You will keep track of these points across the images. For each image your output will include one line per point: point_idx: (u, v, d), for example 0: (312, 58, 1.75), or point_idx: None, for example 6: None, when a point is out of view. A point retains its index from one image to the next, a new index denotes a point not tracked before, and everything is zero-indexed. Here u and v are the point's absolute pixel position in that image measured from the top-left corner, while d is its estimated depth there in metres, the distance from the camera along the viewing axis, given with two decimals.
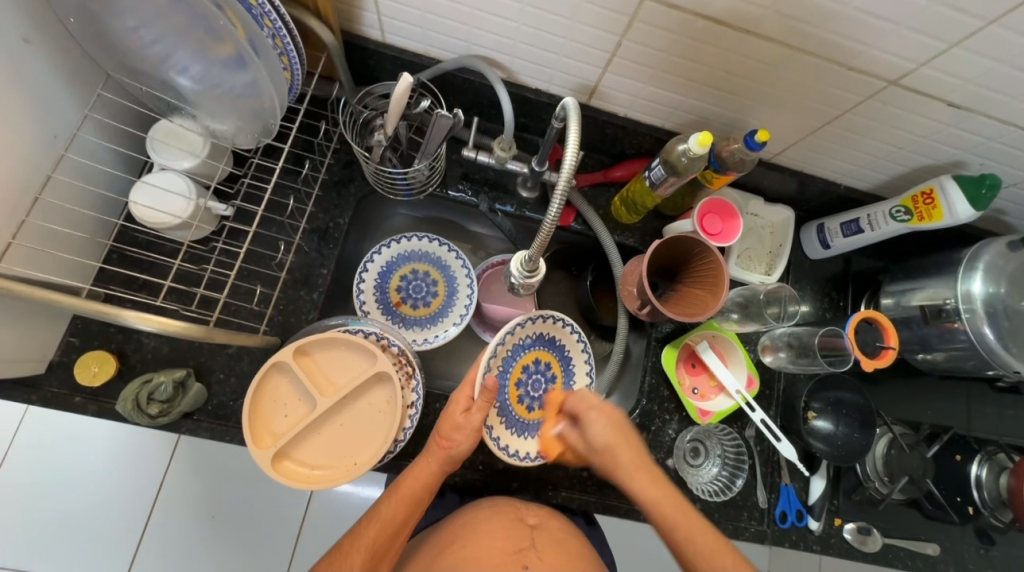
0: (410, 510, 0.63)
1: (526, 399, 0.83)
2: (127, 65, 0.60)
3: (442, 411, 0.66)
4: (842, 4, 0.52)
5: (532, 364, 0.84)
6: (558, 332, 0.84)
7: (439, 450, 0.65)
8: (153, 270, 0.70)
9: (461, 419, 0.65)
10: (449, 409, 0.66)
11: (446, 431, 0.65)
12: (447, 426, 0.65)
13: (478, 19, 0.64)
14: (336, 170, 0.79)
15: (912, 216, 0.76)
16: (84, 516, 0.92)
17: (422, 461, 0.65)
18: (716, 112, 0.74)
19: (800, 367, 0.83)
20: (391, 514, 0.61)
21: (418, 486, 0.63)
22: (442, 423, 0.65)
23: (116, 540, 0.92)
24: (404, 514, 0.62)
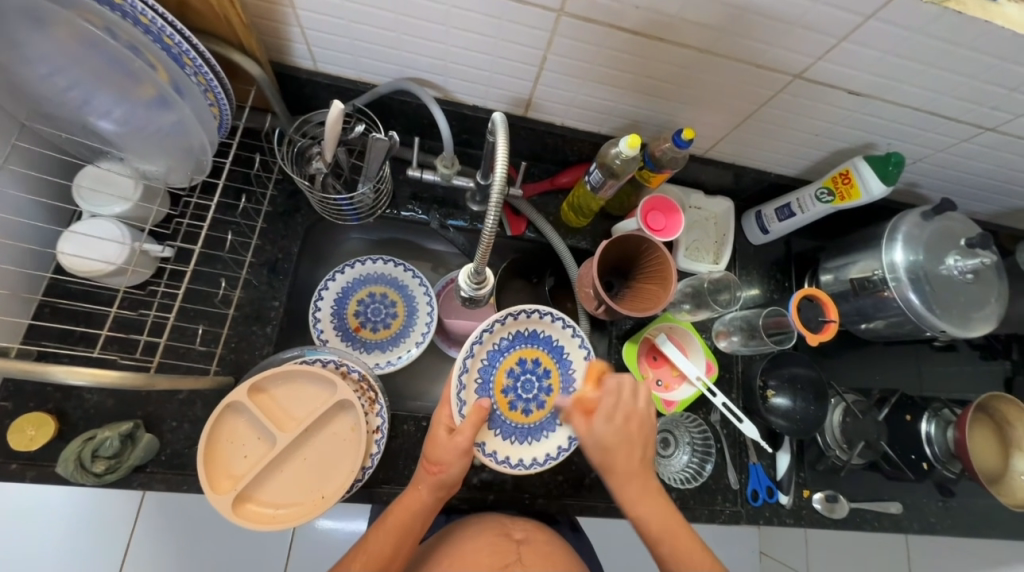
0: (397, 539, 0.61)
1: (519, 403, 0.79)
2: (44, 112, 0.58)
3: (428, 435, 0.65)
4: (740, 9, 0.56)
5: (519, 366, 0.80)
6: (541, 324, 0.81)
7: (427, 476, 0.63)
8: (91, 321, 0.68)
9: (445, 440, 0.63)
10: (433, 432, 0.65)
11: (433, 453, 0.63)
12: (433, 449, 0.63)
13: (406, 43, 0.66)
14: (281, 200, 0.79)
15: (835, 196, 0.81)
16: None
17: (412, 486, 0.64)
18: (646, 115, 0.77)
19: (753, 349, 0.87)
20: (378, 543, 0.61)
21: (408, 513, 0.62)
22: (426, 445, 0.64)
23: None
24: (392, 546, 0.60)
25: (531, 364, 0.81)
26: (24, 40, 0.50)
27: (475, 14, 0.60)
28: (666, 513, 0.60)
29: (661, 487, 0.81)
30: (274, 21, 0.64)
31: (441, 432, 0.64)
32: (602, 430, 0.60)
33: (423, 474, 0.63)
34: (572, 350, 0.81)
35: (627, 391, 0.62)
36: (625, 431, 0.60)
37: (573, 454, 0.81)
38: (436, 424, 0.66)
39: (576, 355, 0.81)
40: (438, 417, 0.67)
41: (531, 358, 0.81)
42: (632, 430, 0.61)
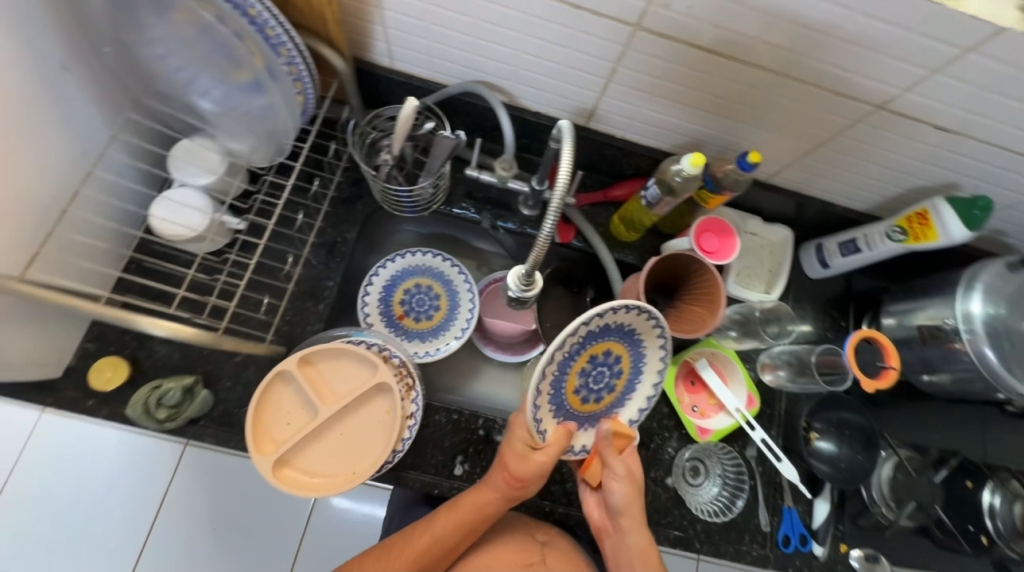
0: (460, 530, 0.63)
1: (587, 395, 0.68)
2: (155, 89, 0.64)
3: (504, 446, 0.62)
4: (825, 33, 0.54)
5: (590, 360, 0.66)
6: (627, 318, 0.63)
7: (506, 485, 0.63)
8: (169, 280, 0.74)
9: (529, 459, 0.61)
10: (511, 448, 0.61)
11: (515, 470, 0.61)
12: (514, 465, 0.61)
13: (481, 47, 0.68)
14: (346, 187, 0.83)
15: (907, 236, 0.76)
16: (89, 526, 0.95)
17: (483, 490, 0.64)
18: (710, 135, 0.76)
19: (801, 387, 0.83)
20: (441, 531, 0.63)
21: (478, 509, 0.63)
22: (507, 459, 0.62)
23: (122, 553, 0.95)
24: (457, 538, 0.63)
25: (603, 356, 0.66)
26: (148, 24, 0.56)
27: (551, 24, 0.62)
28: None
29: (685, 516, 0.78)
30: (362, 20, 0.68)
31: (523, 448, 0.61)
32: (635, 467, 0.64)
33: (500, 484, 0.63)
34: (652, 341, 0.68)
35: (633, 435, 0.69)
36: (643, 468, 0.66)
37: None
38: (517, 440, 0.61)
39: (653, 345, 0.68)
40: (517, 432, 0.62)
41: (604, 350, 0.66)
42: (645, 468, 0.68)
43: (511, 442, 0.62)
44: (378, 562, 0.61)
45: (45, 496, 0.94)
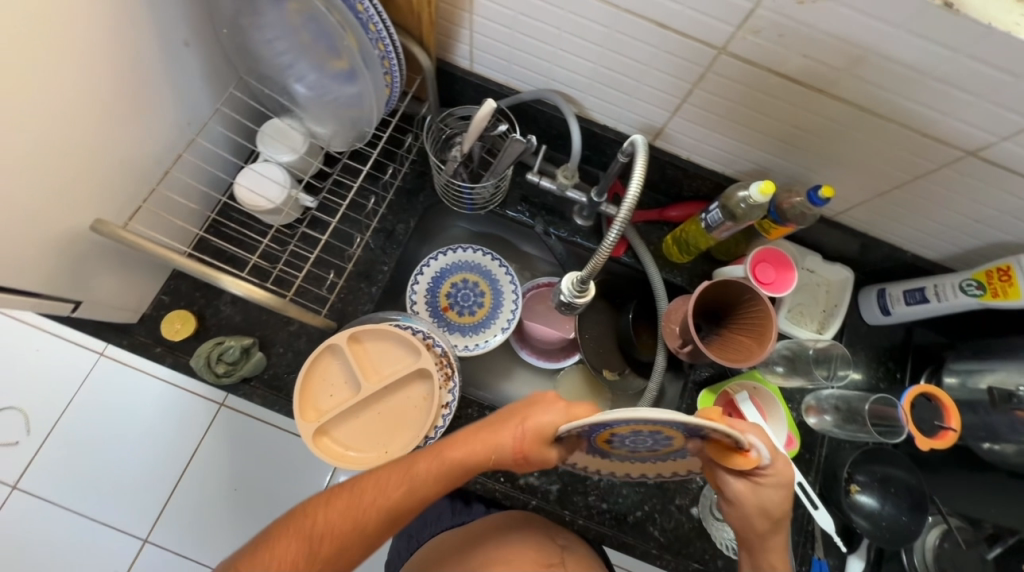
0: (444, 484, 0.53)
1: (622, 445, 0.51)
2: (257, 70, 0.70)
3: (523, 410, 0.53)
4: (920, 73, 0.53)
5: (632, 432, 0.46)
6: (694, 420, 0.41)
7: (506, 450, 0.52)
8: (242, 246, 0.79)
9: (539, 439, 0.51)
10: (525, 423, 0.51)
11: (530, 445, 0.51)
12: (531, 439, 0.51)
13: (560, 58, 0.70)
14: (411, 178, 0.86)
15: (984, 292, 0.72)
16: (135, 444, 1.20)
17: (482, 450, 0.53)
18: (780, 165, 0.75)
19: (847, 433, 0.79)
20: (423, 483, 0.52)
21: (466, 464, 0.53)
22: (527, 430, 0.51)
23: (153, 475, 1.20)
24: (433, 489, 0.53)
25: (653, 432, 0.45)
26: (264, 11, 0.61)
27: (634, 41, 0.63)
28: None
29: (706, 549, 0.78)
30: (451, 23, 0.71)
31: (549, 424, 0.51)
32: (767, 497, 0.55)
33: (505, 449, 0.52)
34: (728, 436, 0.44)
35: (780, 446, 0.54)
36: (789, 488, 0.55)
37: (622, 487, 0.79)
38: (551, 416, 0.51)
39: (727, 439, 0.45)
40: (551, 407, 0.52)
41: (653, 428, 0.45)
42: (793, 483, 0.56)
43: (540, 413, 0.51)
44: (349, 500, 0.52)
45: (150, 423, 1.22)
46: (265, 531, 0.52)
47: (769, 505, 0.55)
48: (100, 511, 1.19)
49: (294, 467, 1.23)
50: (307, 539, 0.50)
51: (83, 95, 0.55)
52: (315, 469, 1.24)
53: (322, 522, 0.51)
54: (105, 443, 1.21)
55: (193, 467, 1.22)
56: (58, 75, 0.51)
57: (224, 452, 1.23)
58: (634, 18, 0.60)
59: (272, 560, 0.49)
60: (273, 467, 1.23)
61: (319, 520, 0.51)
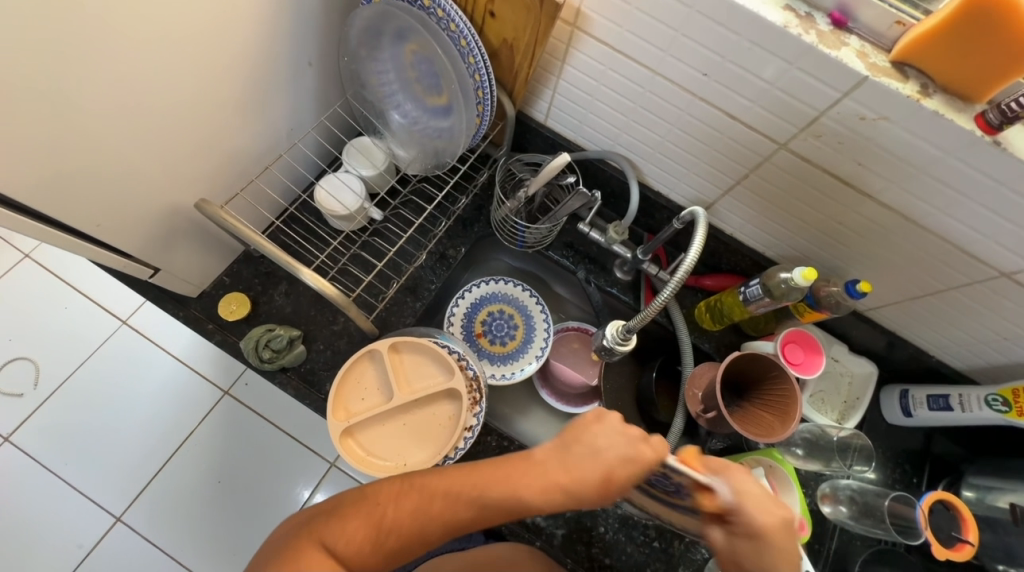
0: (515, 513, 0.54)
1: (630, 476, 0.57)
2: (362, 94, 0.78)
3: (613, 446, 0.53)
4: (963, 196, 0.58)
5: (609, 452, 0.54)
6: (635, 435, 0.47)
7: (591, 484, 0.52)
8: (307, 244, 0.84)
9: (621, 474, 0.52)
10: (612, 458, 0.53)
11: (610, 480, 0.52)
12: (618, 476, 0.52)
13: (631, 128, 0.78)
14: (470, 208, 0.92)
15: (1009, 409, 0.73)
16: (143, 414, 1.23)
17: (558, 483, 0.53)
18: (819, 255, 0.80)
19: (861, 527, 0.78)
20: (493, 509, 0.54)
21: (551, 492, 0.53)
22: (609, 461, 0.53)
23: (151, 448, 1.21)
24: (507, 512, 0.54)
25: (621, 453, 0.53)
26: (386, 48, 0.71)
27: (702, 125, 0.70)
28: None
29: None
30: (539, 82, 0.80)
31: (625, 455, 0.52)
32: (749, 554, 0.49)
33: (583, 481, 0.53)
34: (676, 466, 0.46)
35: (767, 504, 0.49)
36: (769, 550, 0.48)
37: (626, 545, 0.78)
38: (631, 453, 0.52)
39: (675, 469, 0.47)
40: (630, 439, 0.53)
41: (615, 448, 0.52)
42: (782, 552, 0.48)
43: (624, 447, 0.53)
44: (420, 503, 0.54)
45: (161, 396, 1.25)
46: (332, 500, 0.55)
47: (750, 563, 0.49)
48: (89, 475, 1.19)
49: (288, 467, 1.22)
50: (376, 530, 0.52)
51: (217, 90, 0.62)
52: (308, 473, 1.23)
53: (393, 515, 0.53)
54: (108, 410, 1.23)
55: (185, 450, 1.22)
56: (206, 74, 0.59)
57: (221, 439, 1.23)
58: (707, 106, 0.67)
59: (341, 538, 0.51)
60: (267, 463, 1.22)
61: (387, 514, 0.53)
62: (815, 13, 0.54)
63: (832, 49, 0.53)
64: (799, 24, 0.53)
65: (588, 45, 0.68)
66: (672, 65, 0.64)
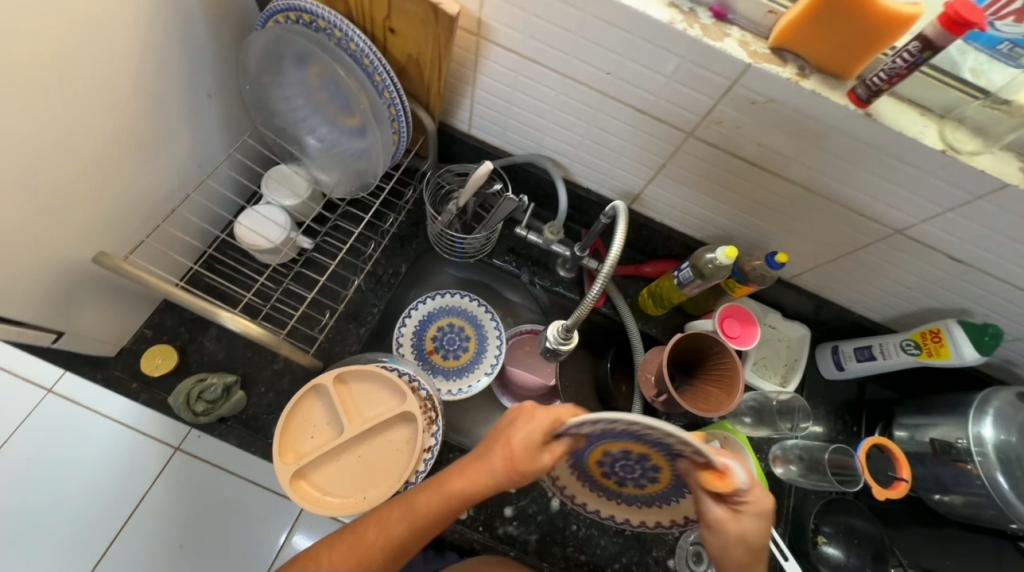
0: (445, 514, 0.54)
1: (612, 475, 0.55)
2: (272, 121, 0.75)
3: (514, 418, 0.53)
4: (851, 165, 0.63)
5: (612, 454, 0.51)
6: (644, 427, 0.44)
7: (506, 465, 0.51)
8: (233, 283, 0.80)
9: (532, 444, 0.50)
10: (517, 438, 0.51)
11: (518, 461, 0.50)
12: (518, 449, 0.50)
13: (551, 129, 0.79)
14: (406, 226, 0.90)
15: (921, 351, 0.80)
16: (82, 490, 1.09)
17: (475, 477, 0.53)
18: (742, 232, 0.84)
19: (811, 483, 0.82)
20: (423, 521, 0.54)
21: (474, 483, 0.53)
22: (514, 443, 0.51)
23: (96, 526, 1.07)
24: (436, 518, 0.54)
25: (624, 454, 0.50)
26: (288, 73, 0.68)
27: (617, 121, 0.72)
28: None
29: None
30: (455, 93, 0.80)
31: (534, 436, 0.50)
32: (746, 526, 0.51)
33: (498, 465, 0.52)
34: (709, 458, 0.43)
35: (762, 480, 0.51)
36: (767, 516, 0.51)
37: (600, 537, 0.79)
38: (531, 425, 0.50)
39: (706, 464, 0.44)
40: (535, 411, 0.51)
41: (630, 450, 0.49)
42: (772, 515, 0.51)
43: (523, 424, 0.51)
44: (353, 540, 0.55)
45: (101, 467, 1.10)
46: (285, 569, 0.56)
47: (748, 535, 0.51)
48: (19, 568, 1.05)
49: (254, 517, 1.12)
50: None
51: (103, 136, 0.58)
52: (280, 515, 1.14)
53: (328, 561, 0.54)
54: (37, 492, 1.08)
55: (133, 523, 1.08)
56: (86, 120, 0.55)
57: (178, 501, 1.11)
58: (616, 103, 0.69)
59: None
60: (236, 517, 1.11)
61: (325, 563, 0.54)
62: (697, 8, 0.57)
63: (716, 41, 0.56)
64: (683, 20, 0.56)
65: (495, 52, 0.69)
66: (577, 67, 0.66)
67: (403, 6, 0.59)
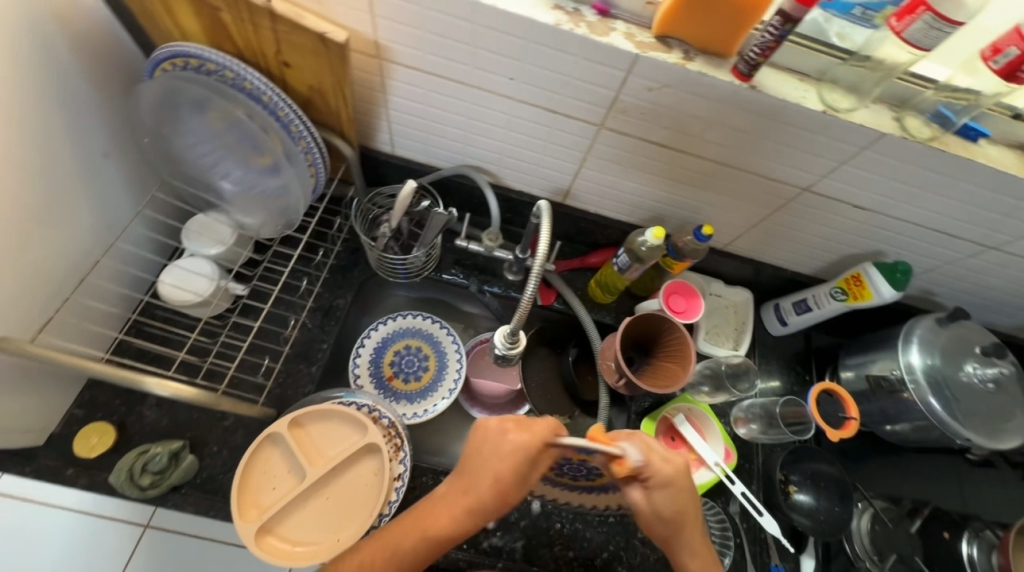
0: (432, 554, 0.56)
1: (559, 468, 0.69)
2: (180, 172, 0.73)
3: (483, 439, 0.57)
4: (750, 135, 0.67)
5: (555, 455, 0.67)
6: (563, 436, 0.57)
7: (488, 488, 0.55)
8: (166, 344, 0.76)
9: (511, 462, 0.55)
10: (495, 458, 0.55)
11: (501, 482, 0.55)
12: (507, 477, 0.55)
13: (471, 138, 0.80)
14: (344, 256, 0.89)
15: (847, 296, 0.85)
16: None
17: (457, 509, 0.55)
18: (671, 211, 0.87)
19: (771, 438, 0.86)
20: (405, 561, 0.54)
21: (457, 507, 0.56)
22: (495, 466, 0.55)
23: None
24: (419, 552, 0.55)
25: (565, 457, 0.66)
26: (187, 121, 0.66)
27: (531, 123, 0.74)
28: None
29: None
30: (369, 116, 0.79)
31: (512, 453, 0.55)
32: (659, 502, 0.57)
33: (485, 496, 0.55)
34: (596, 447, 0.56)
35: (669, 455, 0.57)
36: (677, 493, 0.56)
37: (586, 530, 0.80)
38: (508, 445, 0.55)
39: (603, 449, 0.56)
40: (511, 437, 0.56)
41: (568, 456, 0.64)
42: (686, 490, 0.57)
43: (501, 447, 0.56)
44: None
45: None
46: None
47: (663, 510, 0.57)
48: None
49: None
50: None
51: None
52: None
53: None
54: None
55: None
56: None
57: None
58: (526, 106, 0.70)
59: None
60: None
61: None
62: (581, 8, 0.60)
63: (603, 37, 0.59)
64: (569, 20, 0.58)
65: (399, 72, 0.69)
66: (481, 76, 0.67)
67: (290, 38, 0.58)
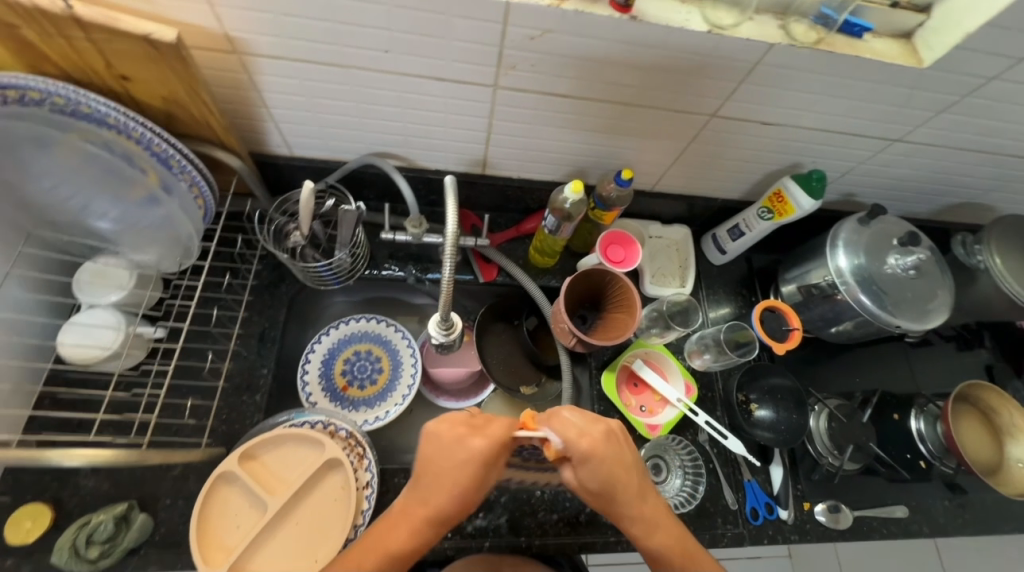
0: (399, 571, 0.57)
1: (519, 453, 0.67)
2: (49, 220, 0.65)
3: (428, 443, 0.59)
4: (646, 68, 0.64)
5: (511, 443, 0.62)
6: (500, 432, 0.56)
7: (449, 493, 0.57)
8: (87, 406, 0.71)
9: (467, 465, 0.56)
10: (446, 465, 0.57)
11: (461, 486, 0.56)
12: (461, 474, 0.56)
13: (368, 124, 0.75)
14: (266, 273, 0.84)
15: (774, 214, 0.87)
16: None
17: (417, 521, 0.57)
18: (592, 161, 0.85)
19: (723, 364, 0.89)
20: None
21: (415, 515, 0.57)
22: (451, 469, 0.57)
23: None
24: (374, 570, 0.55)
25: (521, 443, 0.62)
26: (33, 163, 0.59)
27: (423, 96, 0.69)
28: (665, 532, 0.61)
29: None
30: (250, 119, 0.73)
31: (462, 457, 0.56)
32: (587, 478, 0.59)
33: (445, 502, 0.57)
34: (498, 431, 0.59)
35: (586, 429, 0.59)
36: (600, 464, 0.58)
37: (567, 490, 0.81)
38: (461, 449, 0.57)
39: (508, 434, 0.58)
40: (460, 437, 0.57)
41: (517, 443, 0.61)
42: (610, 459, 0.59)
43: (456, 451, 0.57)
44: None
45: None
46: None
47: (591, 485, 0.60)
48: None
49: None
50: None
51: None
52: None
53: None
54: None
55: None
56: None
57: None
58: (410, 78, 0.66)
59: None
60: None
61: None
62: None
63: None
64: None
65: (264, 64, 0.63)
66: (353, 54, 0.62)
67: (114, 47, 0.51)
